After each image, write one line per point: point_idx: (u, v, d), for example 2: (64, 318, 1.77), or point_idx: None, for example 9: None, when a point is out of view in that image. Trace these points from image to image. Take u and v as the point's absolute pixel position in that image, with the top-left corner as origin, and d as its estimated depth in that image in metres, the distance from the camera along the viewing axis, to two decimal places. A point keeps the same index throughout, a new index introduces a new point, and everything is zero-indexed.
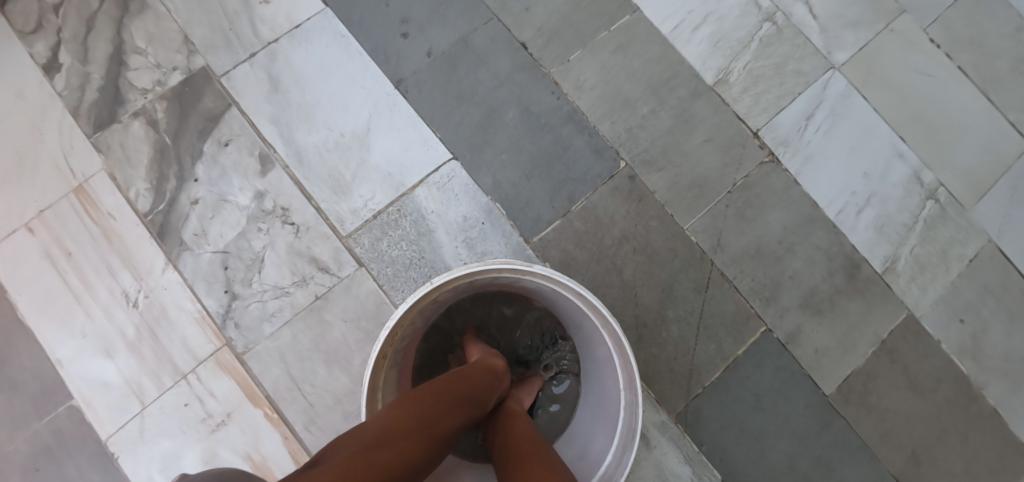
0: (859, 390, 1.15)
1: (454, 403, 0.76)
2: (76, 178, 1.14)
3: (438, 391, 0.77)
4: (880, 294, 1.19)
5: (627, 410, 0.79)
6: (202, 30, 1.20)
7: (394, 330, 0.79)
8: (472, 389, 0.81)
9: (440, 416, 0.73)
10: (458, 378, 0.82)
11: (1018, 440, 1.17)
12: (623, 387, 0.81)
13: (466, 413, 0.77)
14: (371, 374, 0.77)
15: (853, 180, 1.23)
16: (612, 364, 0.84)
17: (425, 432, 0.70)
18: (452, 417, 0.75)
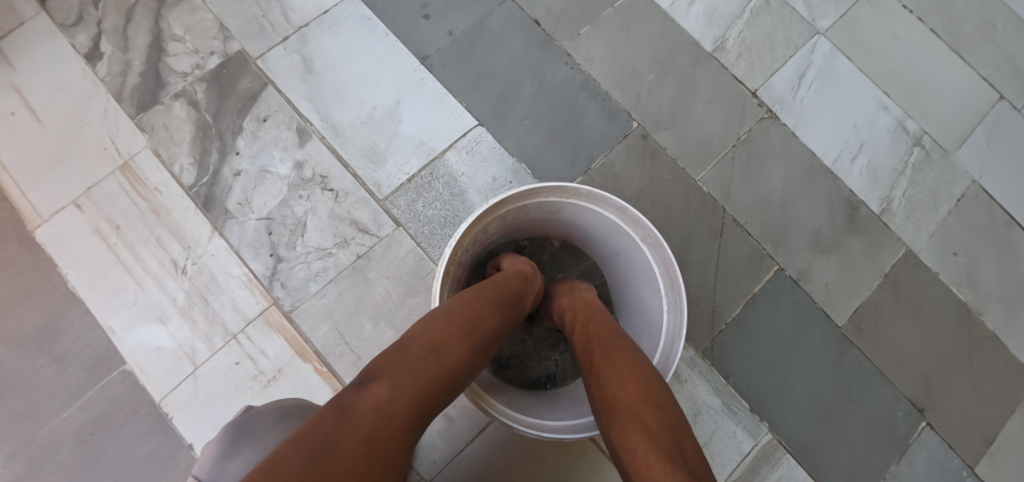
0: (869, 320, 1.23)
1: (486, 328, 0.80)
2: (121, 156, 1.20)
3: (473, 314, 0.80)
4: (880, 232, 1.28)
5: (672, 310, 0.86)
6: (236, 18, 1.28)
7: (454, 252, 0.86)
8: (504, 309, 0.84)
9: (472, 345, 0.77)
10: (491, 297, 0.84)
11: (1017, 360, 1.26)
12: (665, 292, 0.88)
13: (495, 337, 0.81)
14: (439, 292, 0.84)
15: (845, 131, 1.33)
16: (652, 275, 0.91)
17: (463, 353, 0.76)
18: (482, 344, 0.79)
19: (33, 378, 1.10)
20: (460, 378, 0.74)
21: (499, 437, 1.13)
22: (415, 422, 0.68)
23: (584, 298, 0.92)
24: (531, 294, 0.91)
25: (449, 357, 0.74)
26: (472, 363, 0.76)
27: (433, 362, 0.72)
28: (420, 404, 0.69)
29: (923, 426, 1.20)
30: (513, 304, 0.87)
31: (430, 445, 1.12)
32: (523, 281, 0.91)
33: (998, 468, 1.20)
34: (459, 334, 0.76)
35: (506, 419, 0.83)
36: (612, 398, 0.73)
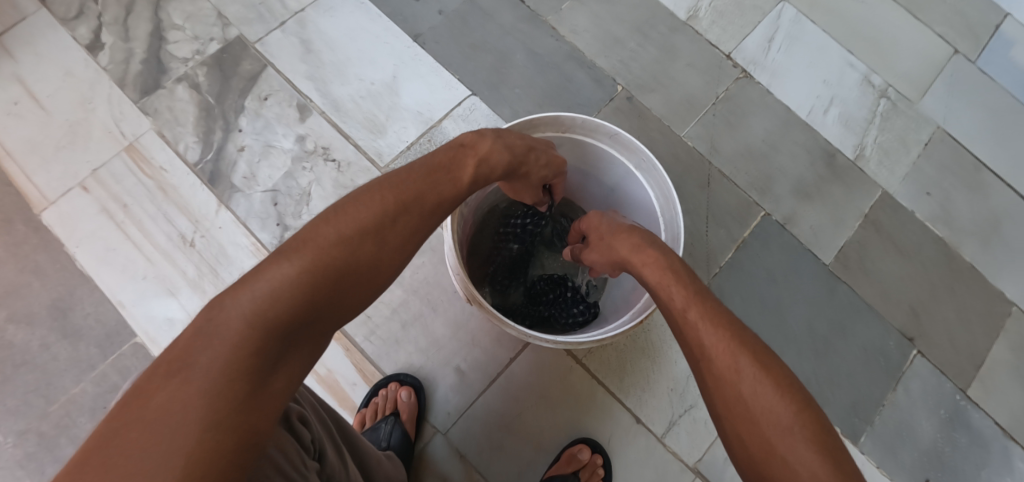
0: (854, 258, 1.30)
1: (365, 217, 0.65)
2: (127, 139, 1.23)
3: (347, 205, 0.65)
4: (857, 177, 1.36)
5: (669, 226, 0.94)
6: (234, 7, 1.33)
7: None
8: (399, 193, 0.68)
9: (342, 239, 0.62)
10: (380, 183, 0.69)
11: (996, 288, 1.32)
12: (661, 212, 0.96)
13: (386, 227, 0.66)
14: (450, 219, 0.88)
15: (816, 87, 1.42)
16: (647, 200, 0.99)
17: (326, 247, 0.61)
18: (360, 237, 0.63)
19: (44, 355, 1.10)
20: (326, 280, 0.60)
21: (511, 387, 1.15)
22: (261, 344, 0.55)
23: (672, 265, 0.81)
24: (452, 174, 0.74)
25: (302, 258, 0.59)
26: (346, 262, 0.62)
27: (278, 266, 0.58)
28: (266, 318, 0.55)
29: (915, 354, 1.25)
30: (419, 186, 0.70)
31: (444, 398, 1.14)
32: (445, 161, 0.75)
33: (989, 391, 1.25)
34: (320, 232, 0.62)
35: (527, 336, 0.85)
36: (763, 417, 0.67)
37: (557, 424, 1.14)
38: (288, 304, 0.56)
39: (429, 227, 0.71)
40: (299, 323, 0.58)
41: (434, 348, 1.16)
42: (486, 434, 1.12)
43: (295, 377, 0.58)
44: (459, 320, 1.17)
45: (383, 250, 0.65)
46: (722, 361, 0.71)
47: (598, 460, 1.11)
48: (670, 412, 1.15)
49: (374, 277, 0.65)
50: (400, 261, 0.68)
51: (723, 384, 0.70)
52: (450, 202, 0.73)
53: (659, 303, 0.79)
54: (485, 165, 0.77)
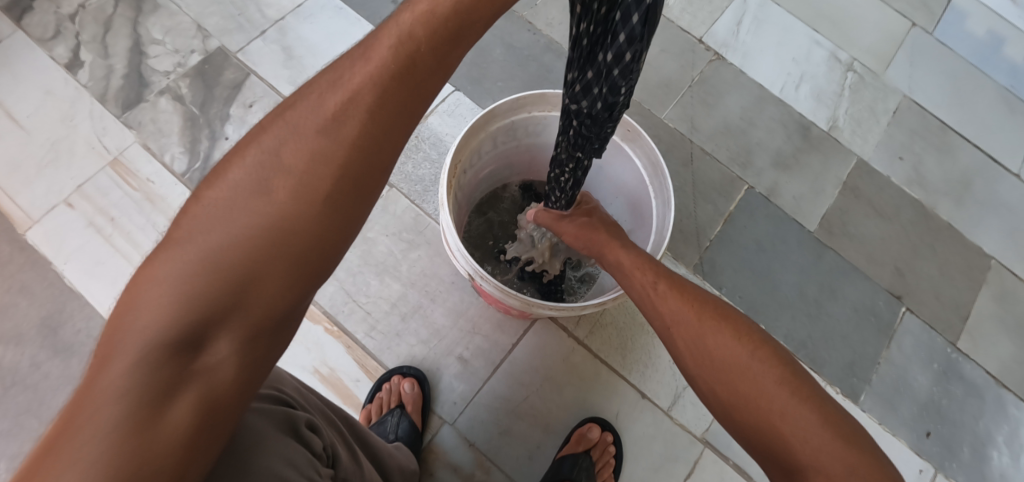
0: (837, 224, 1.34)
1: (246, 175, 0.49)
2: (111, 153, 1.22)
3: (226, 168, 0.50)
4: (832, 147, 1.40)
5: (657, 190, 0.97)
6: (213, 19, 1.35)
7: (454, 163, 0.87)
8: (285, 125, 0.50)
9: (215, 215, 0.48)
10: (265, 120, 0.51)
11: (974, 244, 1.37)
12: (649, 178, 0.99)
13: (273, 175, 0.49)
14: (445, 194, 0.84)
15: (787, 65, 1.47)
16: (635, 171, 1.01)
17: (199, 232, 0.48)
18: (241, 201, 0.48)
19: (36, 374, 1.08)
20: (194, 270, 0.47)
21: (515, 371, 1.14)
22: (134, 368, 0.45)
23: (636, 251, 0.77)
24: (362, 59, 0.50)
25: (165, 253, 0.47)
26: (227, 241, 0.47)
27: (142, 272, 0.47)
28: (132, 337, 0.46)
29: (904, 311, 1.29)
30: (315, 100, 0.50)
31: (449, 388, 1.12)
32: (357, 46, 0.51)
33: (978, 342, 1.29)
34: (190, 213, 0.49)
35: (532, 305, 0.83)
36: (732, 366, 0.60)
37: (564, 404, 1.14)
38: (153, 315, 0.46)
39: (355, 144, 0.49)
40: (177, 330, 0.46)
41: (436, 338, 1.14)
42: (494, 420, 1.11)
43: (208, 389, 0.48)
44: (459, 309, 1.16)
45: (276, 206, 0.48)
46: (686, 317, 0.65)
47: (609, 438, 1.11)
48: (675, 385, 1.16)
49: (280, 240, 0.48)
50: (320, 205, 0.49)
51: (686, 339, 0.64)
52: (377, 95, 0.49)
53: (624, 284, 0.75)
54: (424, 6, 0.49)
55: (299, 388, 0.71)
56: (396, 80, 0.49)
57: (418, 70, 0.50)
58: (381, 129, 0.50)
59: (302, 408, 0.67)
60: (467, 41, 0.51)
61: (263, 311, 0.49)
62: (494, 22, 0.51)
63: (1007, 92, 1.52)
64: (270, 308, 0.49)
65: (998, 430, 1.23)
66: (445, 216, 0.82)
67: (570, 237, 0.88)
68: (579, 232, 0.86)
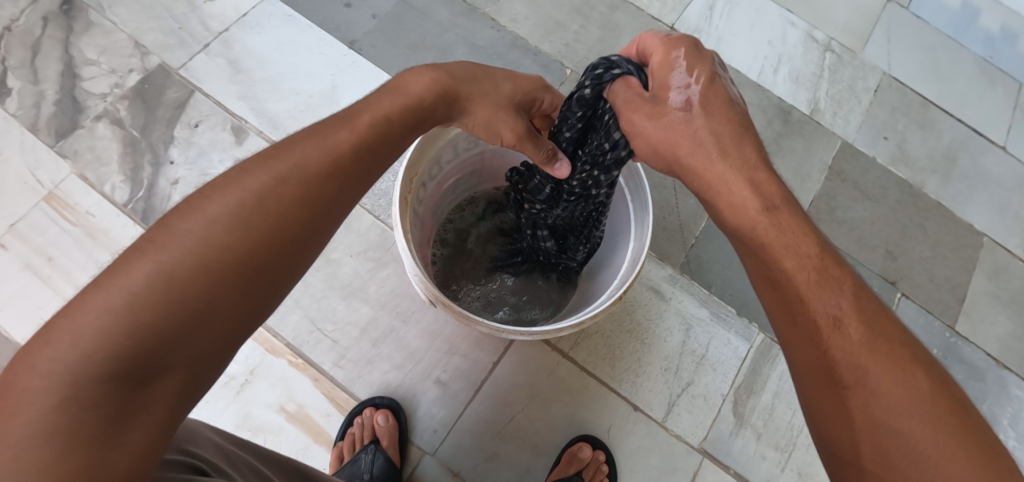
0: (825, 210, 1.28)
1: (220, 205, 0.50)
2: (45, 187, 1.13)
3: (195, 200, 0.51)
4: (815, 130, 1.35)
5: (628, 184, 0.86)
6: (152, 34, 1.25)
7: (409, 177, 0.79)
8: (266, 167, 0.53)
9: (185, 239, 0.48)
10: (243, 163, 0.54)
11: (965, 221, 1.32)
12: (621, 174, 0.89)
13: (246, 210, 0.51)
14: (400, 217, 0.76)
15: (762, 48, 1.41)
16: None
17: (165, 253, 0.47)
18: (215, 231, 0.49)
19: None
20: (165, 296, 0.46)
21: (498, 392, 1.06)
22: (83, 389, 0.43)
23: (806, 228, 0.61)
24: (345, 127, 0.59)
25: (130, 275, 0.46)
26: (198, 266, 0.48)
27: (99, 294, 0.45)
28: (91, 363, 0.44)
29: (900, 297, 1.24)
30: (297, 150, 0.55)
31: (429, 415, 1.04)
32: (337, 118, 0.60)
33: (976, 323, 1.24)
34: (158, 240, 0.48)
35: (502, 332, 0.75)
36: (920, 452, 0.50)
37: (551, 423, 1.07)
38: (116, 339, 0.44)
39: (326, 197, 0.55)
40: (144, 350, 0.45)
41: (411, 362, 1.06)
42: (479, 446, 1.04)
43: (153, 431, 0.45)
44: (434, 330, 1.08)
45: (248, 237, 0.50)
46: (874, 379, 0.53)
47: (602, 457, 1.04)
48: (668, 393, 1.09)
49: (248, 274, 0.50)
50: (285, 248, 0.52)
51: (855, 402, 0.53)
52: (352, 161, 0.58)
53: (776, 297, 0.59)
54: (403, 102, 0.63)
55: (219, 446, 0.65)
56: (369, 151, 0.59)
57: (387, 148, 0.61)
58: (346, 189, 0.57)
59: (218, 473, 0.61)
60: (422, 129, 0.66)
61: (224, 345, 0.49)
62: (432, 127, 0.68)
63: (987, 63, 1.47)
64: (227, 346, 0.50)
65: (1003, 413, 1.18)
66: (399, 240, 0.74)
67: (672, 137, 0.63)
68: (672, 134, 0.63)
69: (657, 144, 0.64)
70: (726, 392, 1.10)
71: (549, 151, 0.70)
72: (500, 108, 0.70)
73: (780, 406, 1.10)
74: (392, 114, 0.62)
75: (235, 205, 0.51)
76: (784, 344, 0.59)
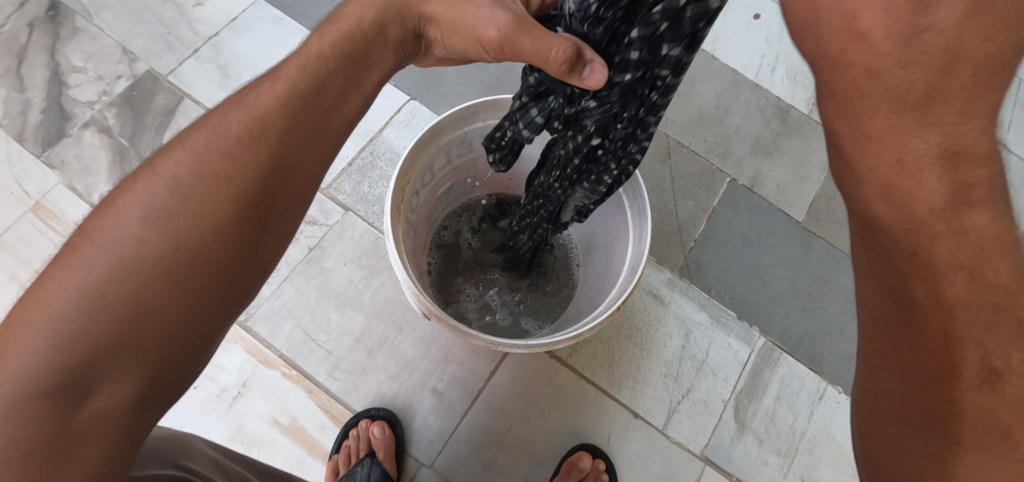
0: (825, 211, 1.23)
1: (138, 201, 0.50)
2: (32, 197, 1.11)
3: (116, 201, 0.51)
4: (814, 129, 1.29)
5: (628, 192, 0.84)
6: (139, 40, 1.23)
7: (401, 186, 0.78)
8: (179, 154, 0.53)
9: (106, 239, 0.49)
10: (161, 154, 0.54)
11: None
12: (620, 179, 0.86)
13: (166, 200, 0.50)
14: (392, 225, 0.74)
15: (760, 46, 1.36)
16: None
17: (88, 256, 0.48)
18: (136, 224, 0.49)
19: None
20: (82, 297, 0.46)
21: (495, 401, 1.05)
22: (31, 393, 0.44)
23: (1004, 242, 0.39)
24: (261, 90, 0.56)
25: (56, 281, 0.47)
26: (122, 260, 0.48)
27: (29, 304, 0.46)
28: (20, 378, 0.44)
29: None
30: (213, 128, 0.54)
31: (425, 426, 1.03)
32: (251, 84, 0.57)
33: None
34: (76, 244, 0.49)
35: (498, 345, 0.73)
36: None
37: (550, 432, 1.05)
38: (46, 341, 0.45)
39: (249, 166, 0.52)
40: (76, 347, 0.46)
41: (407, 372, 1.05)
42: (477, 457, 1.02)
43: (108, 441, 0.46)
44: (430, 338, 1.06)
45: (172, 222, 0.50)
46: (998, 442, 0.40)
47: (601, 466, 1.02)
48: (668, 399, 1.08)
49: (175, 256, 0.49)
50: (214, 227, 0.50)
51: (957, 462, 0.41)
52: (272, 120, 0.54)
53: (894, 314, 0.41)
54: (331, 48, 0.58)
55: (215, 458, 0.69)
56: (296, 103, 0.55)
57: (325, 100, 0.56)
58: (280, 152, 0.54)
59: None
60: (375, 68, 0.60)
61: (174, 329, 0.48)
62: (396, 39, 0.61)
63: None
64: (178, 344, 0.48)
65: None
66: (390, 249, 0.73)
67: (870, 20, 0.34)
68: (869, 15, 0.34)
69: (839, 6, 0.35)
70: (726, 397, 1.08)
71: (570, 49, 0.50)
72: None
73: (782, 411, 1.08)
74: (323, 58, 0.57)
75: (154, 198, 0.50)
76: (861, 369, 0.45)
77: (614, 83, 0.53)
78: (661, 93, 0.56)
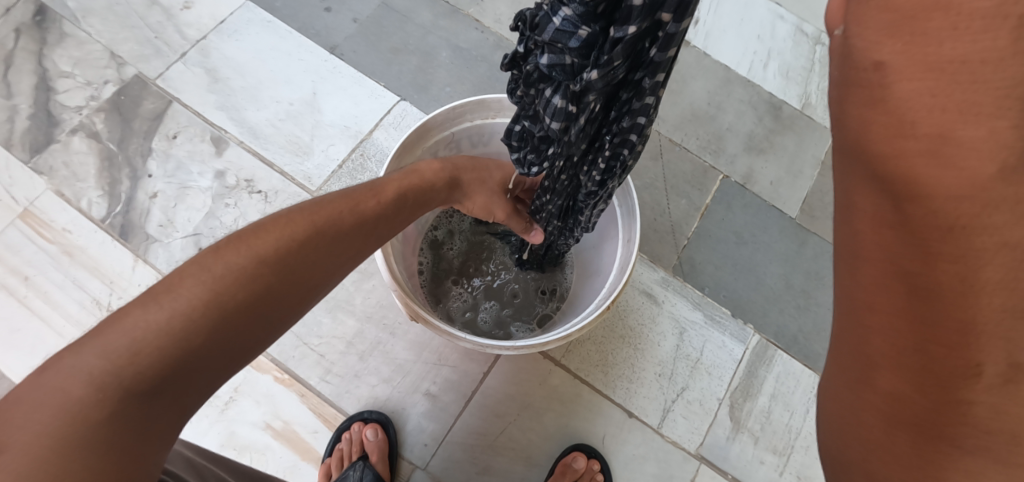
0: (819, 207, 1.22)
1: (267, 244, 0.50)
2: (20, 204, 1.10)
3: (243, 235, 0.50)
4: (807, 125, 1.29)
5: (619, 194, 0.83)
6: (126, 44, 1.22)
7: None
8: (312, 214, 0.53)
9: (237, 274, 0.47)
10: (289, 209, 0.54)
11: None
12: None
13: (293, 255, 0.50)
14: None
15: (751, 43, 1.35)
16: None
17: (221, 286, 0.46)
18: (262, 269, 0.48)
19: None
20: (214, 326, 0.45)
21: (489, 403, 1.04)
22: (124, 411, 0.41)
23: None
24: (373, 192, 0.61)
25: (186, 301, 0.44)
26: (248, 306, 0.47)
27: (143, 315, 0.43)
28: (125, 377, 0.41)
29: None
30: (337, 205, 0.56)
31: (418, 429, 1.02)
32: (363, 184, 0.62)
33: None
34: (205, 265, 0.47)
35: (487, 347, 0.73)
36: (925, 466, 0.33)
37: (545, 433, 1.05)
38: (162, 365, 0.43)
39: (354, 246, 0.56)
40: (181, 380, 0.44)
41: (399, 375, 1.04)
42: (471, 459, 1.01)
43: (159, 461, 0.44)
44: (422, 341, 1.06)
45: (292, 281, 0.50)
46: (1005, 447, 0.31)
47: (596, 466, 1.02)
48: (663, 398, 1.07)
49: (282, 315, 0.50)
50: (317, 289, 0.53)
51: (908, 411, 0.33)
52: (373, 220, 0.59)
53: (906, 306, 0.32)
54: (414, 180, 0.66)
55: (188, 460, 0.66)
56: (388, 216, 0.61)
57: (406, 215, 0.64)
58: (369, 244, 0.59)
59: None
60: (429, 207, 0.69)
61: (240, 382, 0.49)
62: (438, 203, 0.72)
63: None
64: None
65: None
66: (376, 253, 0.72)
67: None
68: None
69: None
70: (722, 396, 1.08)
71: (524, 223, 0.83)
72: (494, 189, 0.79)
73: (777, 409, 1.08)
74: (409, 187, 0.65)
75: (282, 248, 0.50)
76: (842, 384, 0.36)
77: (616, 41, 0.45)
78: (661, 46, 0.47)
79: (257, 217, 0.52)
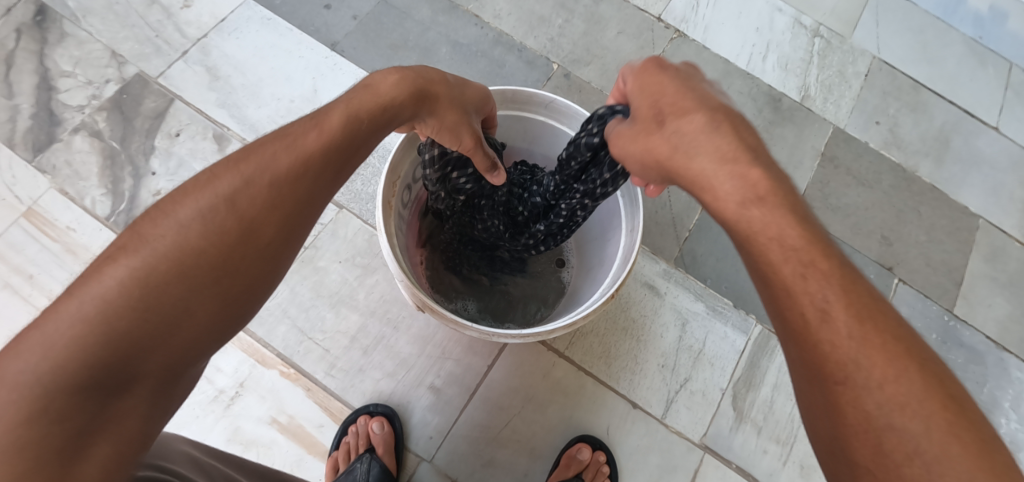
0: (818, 198, 1.23)
1: (186, 212, 0.50)
2: (23, 203, 1.10)
3: (164, 206, 0.51)
4: (806, 117, 1.30)
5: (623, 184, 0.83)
6: (127, 43, 1.23)
7: (392, 177, 0.78)
8: (236, 169, 0.53)
9: (157, 248, 0.48)
10: (214, 168, 0.53)
11: (960, 203, 1.27)
12: None
13: (217, 217, 0.50)
14: (382, 218, 0.74)
15: (750, 35, 1.35)
16: None
17: (135, 262, 0.47)
18: (183, 238, 0.49)
19: None
20: (138, 302, 0.46)
21: (493, 395, 1.05)
22: (60, 396, 0.44)
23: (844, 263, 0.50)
24: (314, 127, 0.57)
25: (103, 283, 0.46)
26: (170, 276, 0.48)
27: (70, 303, 0.46)
28: (57, 366, 0.44)
29: (897, 282, 1.19)
30: (268, 154, 0.54)
31: (423, 422, 1.03)
32: (303, 120, 0.58)
33: (974, 305, 1.20)
34: (127, 245, 0.48)
35: (493, 336, 0.73)
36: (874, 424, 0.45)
37: (549, 425, 1.05)
38: (88, 348, 0.45)
39: (296, 199, 0.54)
40: (113, 358, 0.46)
41: (403, 370, 1.04)
42: (475, 452, 1.02)
43: (120, 441, 0.47)
44: (426, 335, 1.06)
45: (220, 242, 0.50)
46: (897, 396, 0.45)
47: (601, 458, 1.03)
48: (667, 389, 1.08)
49: (220, 278, 0.50)
50: (256, 253, 0.51)
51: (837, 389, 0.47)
52: (320, 161, 0.55)
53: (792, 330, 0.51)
54: (366, 104, 0.60)
55: (194, 459, 0.67)
56: (337, 151, 0.57)
57: (359, 142, 0.59)
58: (320, 188, 0.56)
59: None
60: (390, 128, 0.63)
61: (191, 353, 0.49)
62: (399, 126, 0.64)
63: (976, 42, 1.42)
64: (201, 356, 0.50)
65: (1004, 395, 1.13)
66: (382, 241, 0.73)
67: None
68: None
69: None
70: (725, 385, 1.09)
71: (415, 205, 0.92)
72: (462, 110, 0.68)
73: (780, 399, 1.09)
74: (360, 114, 0.59)
75: (201, 213, 0.50)
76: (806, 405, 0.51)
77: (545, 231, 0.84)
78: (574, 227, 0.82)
79: (182, 184, 0.53)
